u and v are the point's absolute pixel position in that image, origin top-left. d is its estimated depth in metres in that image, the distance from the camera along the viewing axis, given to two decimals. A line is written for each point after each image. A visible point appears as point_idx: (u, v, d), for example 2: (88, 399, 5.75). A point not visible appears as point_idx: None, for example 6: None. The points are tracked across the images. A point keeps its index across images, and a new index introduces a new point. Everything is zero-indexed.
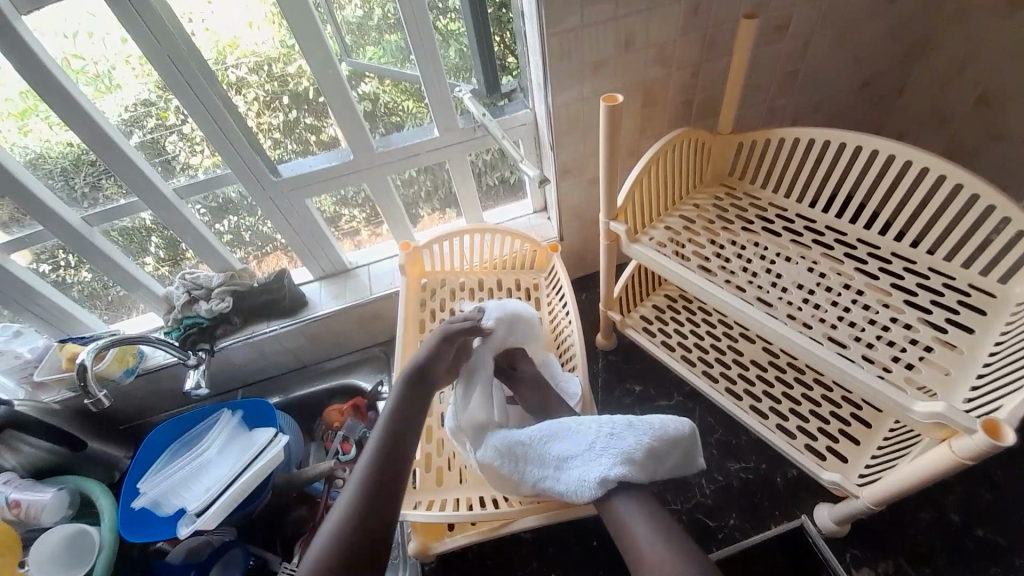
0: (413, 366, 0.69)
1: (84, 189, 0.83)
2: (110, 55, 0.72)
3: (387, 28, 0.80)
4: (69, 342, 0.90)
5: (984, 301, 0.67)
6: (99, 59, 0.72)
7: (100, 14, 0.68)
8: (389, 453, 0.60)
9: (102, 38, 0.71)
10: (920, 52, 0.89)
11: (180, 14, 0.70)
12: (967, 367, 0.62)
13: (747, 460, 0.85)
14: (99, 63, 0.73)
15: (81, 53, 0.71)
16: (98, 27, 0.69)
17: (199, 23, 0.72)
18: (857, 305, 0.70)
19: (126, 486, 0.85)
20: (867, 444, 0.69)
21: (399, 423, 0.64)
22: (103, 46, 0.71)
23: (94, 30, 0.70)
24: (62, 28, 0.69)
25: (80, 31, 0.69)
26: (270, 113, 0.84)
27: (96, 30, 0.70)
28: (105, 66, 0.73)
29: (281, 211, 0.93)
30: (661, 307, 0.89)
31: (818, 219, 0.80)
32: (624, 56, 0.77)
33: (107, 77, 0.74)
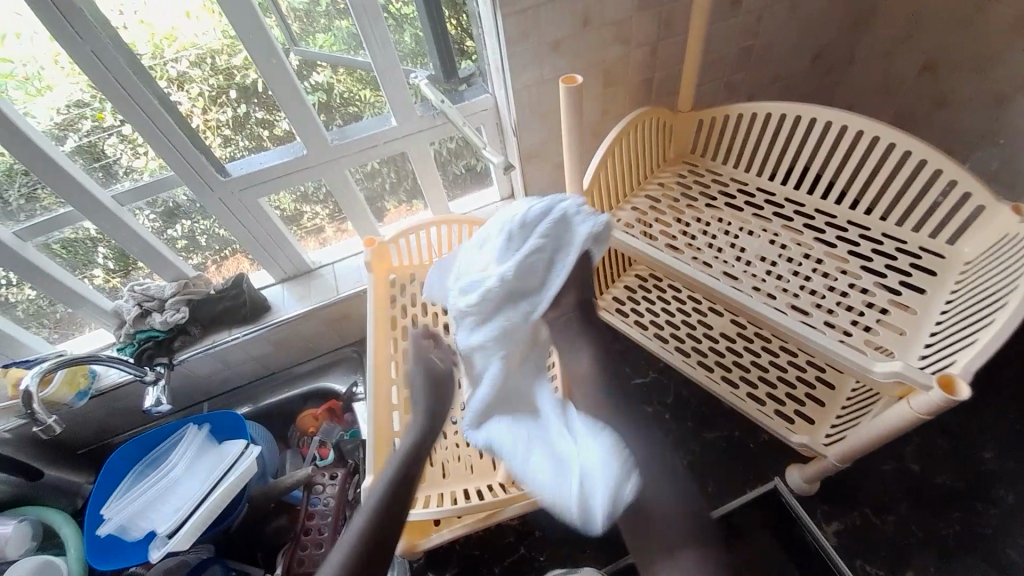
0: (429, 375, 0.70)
1: (18, 201, 0.77)
2: (38, 55, 0.67)
3: (336, 14, 0.76)
4: (14, 366, 0.83)
5: (935, 262, 0.70)
6: (27, 60, 0.67)
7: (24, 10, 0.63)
8: (412, 460, 0.63)
9: (29, 38, 0.65)
10: (869, 23, 0.91)
11: (109, 5, 0.64)
12: (921, 326, 0.65)
13: (723, 430, 0.87)
14: (28, 65, 0.67)
15: (7, 54, 0.65)
16: (24, 24, 0.64)
17: (131, 15, 0.66)
18: (818, 273, 0.72)
19: (90, 512, 0.80)
20: (832, 405, 0.72)
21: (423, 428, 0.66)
22: (30, 46, 0.66)
23: (21, 31, 0.64)
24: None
25: (5, 31, 0.64)
26: (217, 109, 0.79)
27: (24, 30, 0.64)
28: (33, 68, 0.67)
29: (236, 213, 0.88)
30: (632, 287, 0.89)
31: (777, 192, 0.82)
32: (584, 34, 0.75)
33: (36, 79, 0.68)
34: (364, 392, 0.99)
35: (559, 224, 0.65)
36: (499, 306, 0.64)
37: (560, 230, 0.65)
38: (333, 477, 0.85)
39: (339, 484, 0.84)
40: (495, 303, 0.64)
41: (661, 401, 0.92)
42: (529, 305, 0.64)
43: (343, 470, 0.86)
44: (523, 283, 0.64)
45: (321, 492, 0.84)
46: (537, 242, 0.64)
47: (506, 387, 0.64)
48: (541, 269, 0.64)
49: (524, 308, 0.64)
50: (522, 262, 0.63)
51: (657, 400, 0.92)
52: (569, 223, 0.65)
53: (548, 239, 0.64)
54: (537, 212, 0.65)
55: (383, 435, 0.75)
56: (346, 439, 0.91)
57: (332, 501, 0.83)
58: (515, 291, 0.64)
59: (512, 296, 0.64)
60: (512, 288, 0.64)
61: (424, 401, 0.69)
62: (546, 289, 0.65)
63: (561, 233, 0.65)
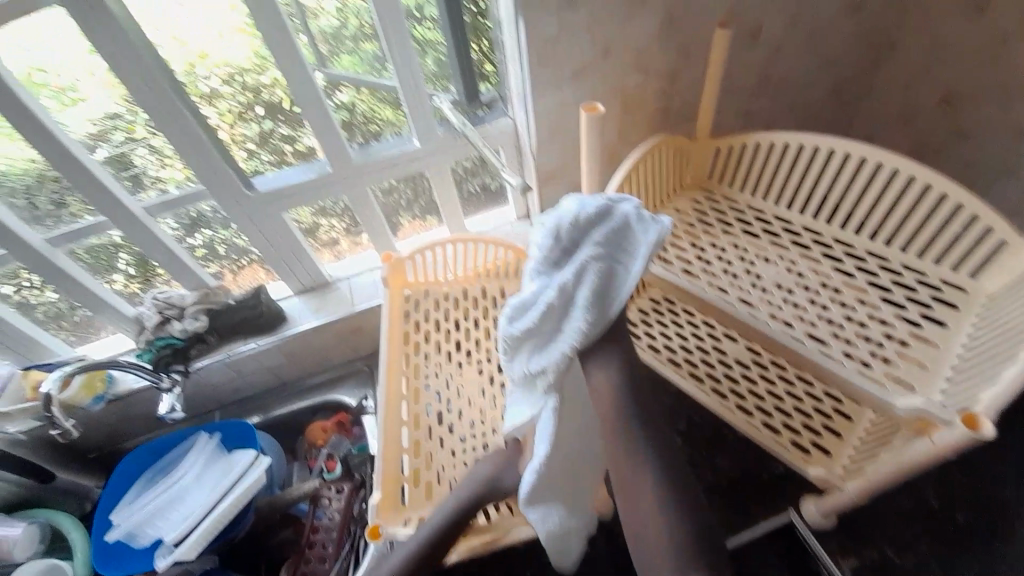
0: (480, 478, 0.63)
1: (48, 207, 0.80)
2: (72, 67, 0.69)
3: (363, 37, 0.80)
4: (35, 369, 0.86)
5: (955, 296, 0.69)
6: (61, 71, 0.69)
7: (66, 26, 0.65)
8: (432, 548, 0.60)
9: (67, 54, 0.67)
10: (885, 57, 0.92)
11: (147, 25, 0.68)
12: (942, 360, 0.64)
13: (736, 459, 0.86)
14: (62, 77, 0.69)
15: (43, 65, 0.68)
16: (64, 41, 0.66)
17: (166, 32, 0.69)
18: (836, 302, 0.71)
19: (98, 518, 0.81)
20: (850, 438, 0.71)
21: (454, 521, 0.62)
22: (66, 58, 0.68)
23: (62, 50, 0.67)
24: (21, 41, 0.65)
25: (43, 44, 0.66)
26: (243, 124, 0.81)
27: (60, 41, 0.66)
28: (68, 80, 0.70)
29: (259, 225, 0.91)
30: (646, 310, 0.87)
31: (794, 220, 0.82)
32: (604, 63, 0.77)
33: (70, 90, 0.71)
34: (374, 406, 0.99)
35: (617, 230, 0.55)
36: (548, 326, 0.52)
37: (619, 236, 0.55)
38: (340, 491, 0.85)
39: (344, 499, 0.84)
40: (548, 320, 0.52)
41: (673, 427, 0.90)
42: (584, 320, 0.50)
43: (349, 485, 0.85)
44: (577, 296, 0.51)
45: (327, 506, 0.83)
46: (593, 248, 0.53)
47: (563, 441, 0.56)
48: (599, 278, 0.51)
49: (579, 325, 0.50)
50: (577, 269, 0.52)
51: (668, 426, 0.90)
52: (628, 227, 0.55)
53: (603, 246, 0.54)
54: (591, 215, 0.55)
55: (392, 448, 0.75)
56: (354, 453, 0.90)
57: (337, 515, 0.82)
58: (568, 305, 0.52)
59: (563, 311, 0.51)
60: (566, 301, 0.52)
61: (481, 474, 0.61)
62: (610, 301, 0.52)
63: (620, 239, 0.54)
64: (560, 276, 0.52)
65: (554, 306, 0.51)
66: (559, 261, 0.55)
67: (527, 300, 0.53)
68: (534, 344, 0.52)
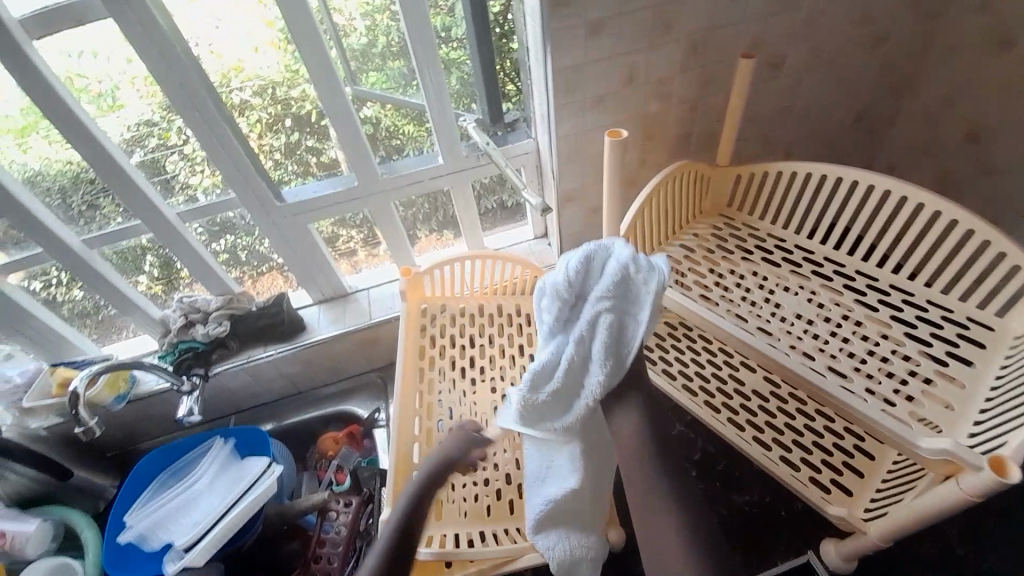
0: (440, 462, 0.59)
1: (81, 207, 0.82)
2: (112, 74, 0.72)
3: (391, 55, 0.82)
4: (62, 367, 0.88)
5: (983, 334, 0.68)
6: (101, 78, 0.72)
7: (112, 36, 0.69)
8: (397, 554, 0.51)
9: (106, 57, 0.70)
10: (910, 89, 0.92)
11: (188, 36, 0.70)
12: (970, 401, 0.62)
13: (752, 493, 0.84)
14: (102, 82, 0.73)
15: (85, 71, 0.71)
16: (105, 45, 0.69)
17: (205, 46, 0.72)
18: (858, 336, 0.70)
19: (111, 519, 0.82)
20: (871, 477, 0.69)
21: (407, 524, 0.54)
22: (106, 65, 0.71)
23: (100, 49, 0.70)
24: (65, 46, 0.68)
25: (86, 49, 0.69)
26: (272, 135, 0.84)
27: (101, 47, 0.69)
28: (108, 86, 0.73)
29: (284, 234, 0.93)
30: (661, 335, 0.88)
31: (816, 250, 0.81)
32: (627, 89, 0.79)
33: (110, 96, 0.74)
34: (385, 419, 0.99)
35: (620, 278, 0.56)
36: (571, 384, 0.55)
37: (621, 283, 0.56)
38: (348, 504, 0.84)
39: (352, 513, 0.83)
40: (568, 377, 0.54)
41: (686, 456, 0.89)
42: (603, 374, 0.53)
43: (357, 498, 0.84)
44: (592, 350, 0.54)
45: (335, 519, 0.83)
46: (599, 300, 0.55)
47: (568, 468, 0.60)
48: (611, 328, 0.54)
49: (598, 380, 0.53)
50: (587, 324, 0.55)
51: (682, 455, 0.89)
52: (629, 275, 0.56)
53: (611, 297, 0.55)
54: (579, 270, 0.57)
55: (403, 464, 0.74)
56: (363, 466, 0.91)
57: (344, 529, 0.82)
58: (587, 361, 0.54)
59: (582, 367, 0.54)
60: (583, 356, 0.55)
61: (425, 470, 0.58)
62: (623, 349, 0.55)
63: (621, 286, 0.56)
64: (573, 333, 0.55)
65: (574, 361, 0.55)
66: (567, 320, 0.57)
67: (546, 364, 0.55)
68: (559, 404, 0.56)
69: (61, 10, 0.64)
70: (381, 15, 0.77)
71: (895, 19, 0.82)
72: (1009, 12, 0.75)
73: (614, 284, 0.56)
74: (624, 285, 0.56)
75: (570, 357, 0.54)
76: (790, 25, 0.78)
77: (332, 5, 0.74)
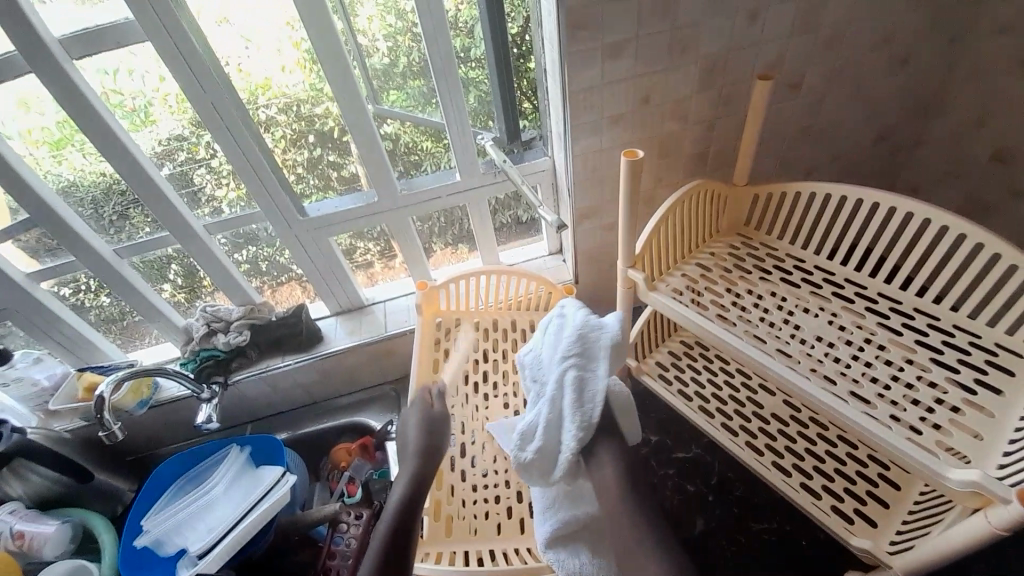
0: (426, 419, 0.73)
1: (112, 217, 0.86)
2: (146, 91, 0.76)
3: (412, 75, 0.84)
4: (88, 371, 0.92)
5: (1013, 361, 0.66)
6: (136, 94, 0.76)
7: (146, 55, 0.72)
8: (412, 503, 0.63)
9: (141, 75, 0.74)
10: (931, 110, 0.91)
11: (218, 57, 0.74)
12: (1000, 431, 0.60)
13: (770, 520, 0.81)
14: (136, 99, 0.76)
15: (119, 88, 0.75)
16: (140, 64, 0.73)
17: (233, 65, 0.75)
18: (881, 360, 0.69)
19: (130, 522, 0.83)
20: (897, 508, 0.66)
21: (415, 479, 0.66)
22: (140, 82, 0.75)
23: (134, 68, 0.73)
24: (102, 66, 0.72)
25: (120, 68, 0.73)
26: (295, 151, 0.87)
27: (136, 67, 0.73)
28: (142, 102, 0.77)
29: (304, 246, 0.95)
30: (676, 354, 0.88)
31: (837, 271, 0.80)
32: (643, 110, 0.80)
33: (143, 112, 0.78)
34: (398, 432, 1.00)
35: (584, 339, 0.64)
36: (553, 441, 0.60)
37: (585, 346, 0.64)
38: (358, 517, 0.85)
39: (363, 525, 0.84)
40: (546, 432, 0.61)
41: (702, 480, 0.87)
42: (575, 427, 0.58)
43: (368, 511, 0.85)
44: (563, 407, 0.60)
45: (345, 531, 0.84)
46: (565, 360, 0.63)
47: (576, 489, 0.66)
48: (575, 384, 0.60)
49: (572, 435, 0.58)
50: (556, 383, 0.62)
51: (698, 479, 0.87)
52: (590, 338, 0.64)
53: (574, 357, 0.63)
54: (546, 342, 0.68)
55: None
56: (375, 479, 0.91)
57: (354, 542, 0.83)
58: (561, 419, 0.60)
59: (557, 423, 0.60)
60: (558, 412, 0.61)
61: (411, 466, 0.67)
62: (590, 404, 0.60)
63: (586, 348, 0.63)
64: (546, 395, 0.62)
65: (551, 419, 0.61)
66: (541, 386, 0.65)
67: (529, 427, 0.62)
68: (547, 462, 0.60)
69: (104, 32, 0.69)
70: (403, 36, 0.80)
71: (914, 40, 0.82)
72: None
73: (572, 344, 0.64)
74: (580, 343, 0.64)
75: (544, 413, 0.61)
76: (807, 47, 0.79)
77: (356, 27, 0.78)
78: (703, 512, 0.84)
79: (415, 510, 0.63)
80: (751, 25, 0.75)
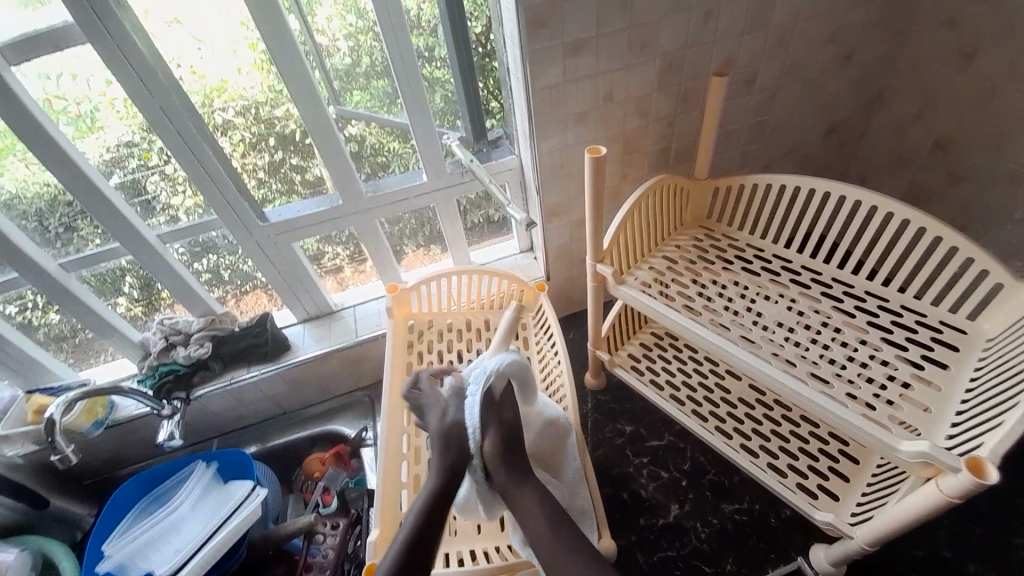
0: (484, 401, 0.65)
1: (58, 230, 0.81)
2: (93, 96, 0.72)
3: (375, 75, 0.83)
4: (38, 393, 0.85)
5: (956, 337, 0.70)
6: (81, 99, 0.71)
7: (91, 58, 0.68)
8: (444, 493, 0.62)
9: (85, 80, 0.70)
10: (875, 104, 0.97)
11: (168, 59, 0.71)
12: (946, 403, 0.64)
13: (741, 501, 0.84)
14: (82, 104, 0.72)
15: (63, 93, 0.70)
16: (85, 68, 0.69)
17: (186, 67, 0.72)
18: (837, 342, 0.72)
19: (90, 548, 0.79)
20: (857, 481, 0.70)
21: (453, 470, 0.64)
22: (85, 87, 0.70)
23: (79, 72, 0.69)
24: (42, 69, 0.68)
25: (63, 71, 0.69)
26: (255, 154, 0.84)
27: (80, 70, 0.69)
28: (87, 107, 0.72)
29: (267, 253, 0.93)
30: (647, 345, 0.90)
31: (793, 259, 0.84)
32: (606, 107, 0.81)
33: (89, 118, 0.73)
34: (373, 438, 0.98)
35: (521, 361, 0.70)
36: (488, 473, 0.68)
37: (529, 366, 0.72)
38: (335, 527, 0.83)
39: (340, 535, 0.82)
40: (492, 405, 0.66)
41: (676, 466, 0.89)
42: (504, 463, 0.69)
43: (345, 520, 0.84)
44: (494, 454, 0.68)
45: (322, 542, 0.82)
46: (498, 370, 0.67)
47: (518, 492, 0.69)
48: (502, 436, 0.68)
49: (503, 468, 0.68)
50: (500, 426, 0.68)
51: (672, 466, 0.89)
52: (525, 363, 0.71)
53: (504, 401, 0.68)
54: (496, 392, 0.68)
55: (393, 485, 0.73)
56: (351, 488, 0.90)
57: (332, 552, 0.81)
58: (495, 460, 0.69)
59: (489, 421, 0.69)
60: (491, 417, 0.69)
61: (437, 460, 0.64)
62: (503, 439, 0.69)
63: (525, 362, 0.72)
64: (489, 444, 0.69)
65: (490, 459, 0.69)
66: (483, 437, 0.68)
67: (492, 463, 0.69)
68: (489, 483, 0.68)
69: (42, 36, 0.64)
70: (364, 36, 0.78)
71: (858, 38, 0.86)
72: (968, 30, 0.79)
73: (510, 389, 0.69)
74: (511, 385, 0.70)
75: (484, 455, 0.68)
76: (761, 44, 0.81)
77: (315, 26, 0.75)
78: (678, 498, 0.85)
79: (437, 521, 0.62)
80: (707, 24, 0.77)
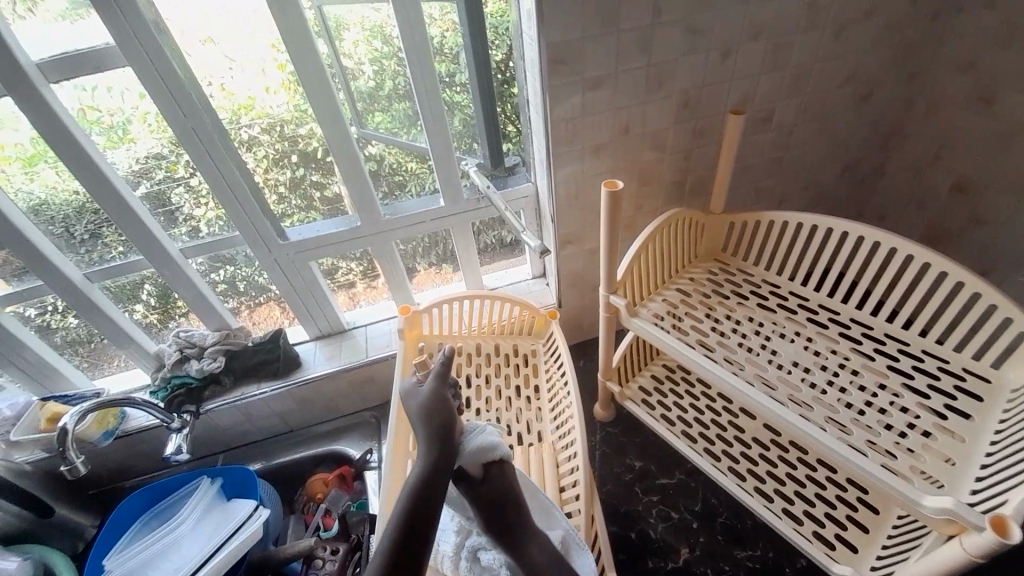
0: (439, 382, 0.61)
1: (83, 236, 0.83)
2: (126, 107, 0.74)
3: (397, 97, 0.85)
4: (52, 401, 0.87)
5: (980, 386, 0.68)
6: (115, 110, 0.74)
7: (127, 73, 0.71)
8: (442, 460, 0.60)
9: (120, 92, 0.72)
10: (894, 143, 0.96)
11: (200, 78, 0.73)
12: (970, 457, 0.61)
13: (753, 547, 0.81)
14: (115, 115, 0.74)
15: (97, 104, 0.73)
16: (120, 81, 0.72)
17: (216, 85, 0.75)
18: (854, 385, 0.71)
19: (91, 561, 0.78)
20: (877, 533, 0.67)
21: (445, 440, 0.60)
22: (119, 99, 0.73)
23: (114, 84, 0.72)
24: (80, 83, 0.70)
25: (99, 85, 0.71)
26: (278, 170, 0.86)
27: (116, 83, 0.72)
28: (120, 118, 0.75)
29: (282, 268, 0.94)
30: (659, 377, 0.89)
31: (810, 297, 0.82)
32: (623, 140, 0.82)
33: (121, 129, 0.76)
34: (378, 460, 0.98)
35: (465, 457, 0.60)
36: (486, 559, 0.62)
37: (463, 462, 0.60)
38: (335, 552, 0.83)
39: (339, 562, 0.82)
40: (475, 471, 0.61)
41: (685, 506, 0.87)
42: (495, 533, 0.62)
43: (345, 546, 0.84)
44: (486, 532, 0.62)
45: (320, 568, 0.82)
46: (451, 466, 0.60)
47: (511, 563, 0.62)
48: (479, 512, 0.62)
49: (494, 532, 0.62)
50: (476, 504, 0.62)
51: (681, 505, 0.87)
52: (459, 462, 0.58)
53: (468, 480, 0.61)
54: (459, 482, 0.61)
55: None
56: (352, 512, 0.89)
57: None
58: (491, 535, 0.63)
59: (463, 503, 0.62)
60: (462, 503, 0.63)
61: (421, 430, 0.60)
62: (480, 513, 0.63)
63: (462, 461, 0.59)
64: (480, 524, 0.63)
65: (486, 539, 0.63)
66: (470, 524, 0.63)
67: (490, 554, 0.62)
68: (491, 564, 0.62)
69: (83, 55, 0.67)
70: (388, 61, 0.81)
71: (876, 79, 0.86)
72: (989, 74, 0.79)
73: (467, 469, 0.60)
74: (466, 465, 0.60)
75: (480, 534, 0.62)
76: (778, 81, 0.82)
77: (341, 50, 0.78)
78: (688, 540, 0.83)
79: (424, 523, 0.49)
80: (725, 62, 0.78)
